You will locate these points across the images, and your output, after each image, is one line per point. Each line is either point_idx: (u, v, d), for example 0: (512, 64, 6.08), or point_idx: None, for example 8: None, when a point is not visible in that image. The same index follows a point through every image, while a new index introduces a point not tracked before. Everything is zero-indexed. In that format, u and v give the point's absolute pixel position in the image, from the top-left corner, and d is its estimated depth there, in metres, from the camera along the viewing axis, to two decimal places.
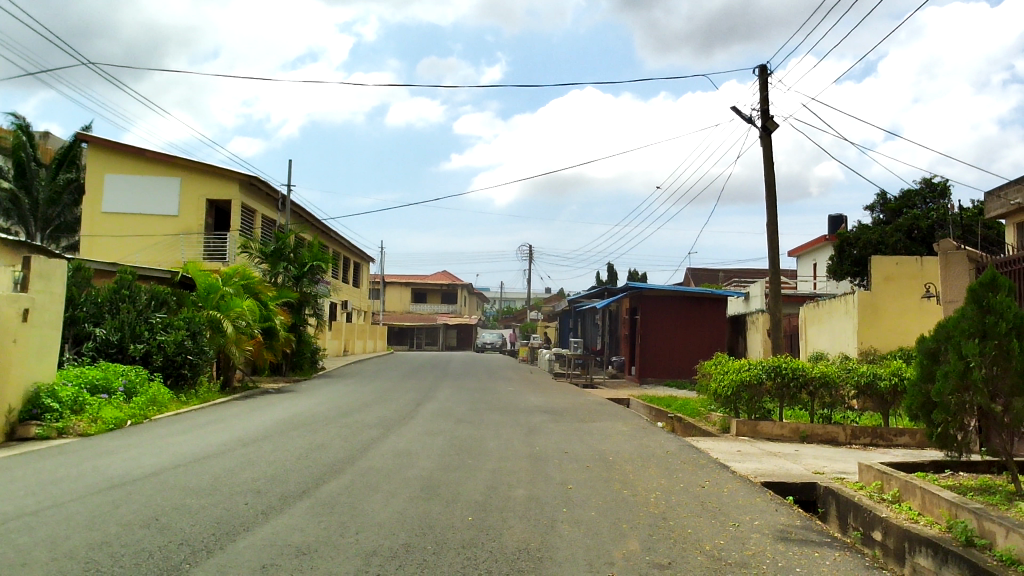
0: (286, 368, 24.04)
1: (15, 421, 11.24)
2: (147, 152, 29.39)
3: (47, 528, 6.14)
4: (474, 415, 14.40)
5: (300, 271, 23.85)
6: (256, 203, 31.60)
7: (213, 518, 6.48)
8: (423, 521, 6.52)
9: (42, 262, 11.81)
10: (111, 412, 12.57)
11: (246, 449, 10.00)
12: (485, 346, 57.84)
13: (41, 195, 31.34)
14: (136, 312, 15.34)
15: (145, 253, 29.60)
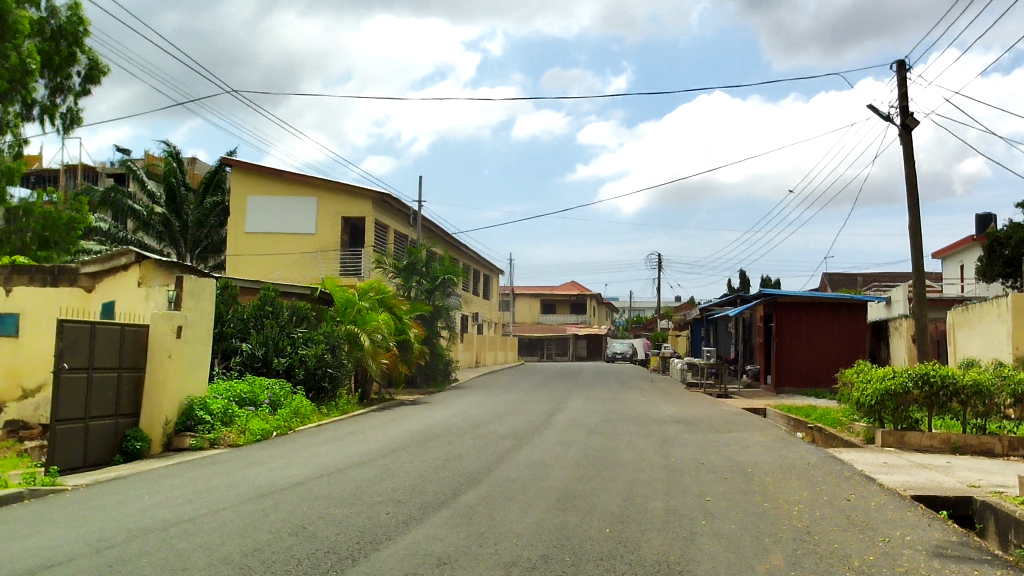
0: (420, 380, 24.62)
1: (172, 432, 11.96)
2: (286, 173, 30.64)
3: (205, 535, 6.45)
4: (608, 426, 14.31)
5: (432, 284, 24.31)
6: (389, 219, 32.44)
7: (357, 526, 6.67)
8: (562, 533, 6.53)
9: (192, 281, 12.52)
10: (258, 423, 13.09)
11: (385, 460, 10.27)
12: (616, 356, 57.56)
13: (190, 218, 33.10)
14: (280, 328, 15.97)
15: (286, 270, 30.81)
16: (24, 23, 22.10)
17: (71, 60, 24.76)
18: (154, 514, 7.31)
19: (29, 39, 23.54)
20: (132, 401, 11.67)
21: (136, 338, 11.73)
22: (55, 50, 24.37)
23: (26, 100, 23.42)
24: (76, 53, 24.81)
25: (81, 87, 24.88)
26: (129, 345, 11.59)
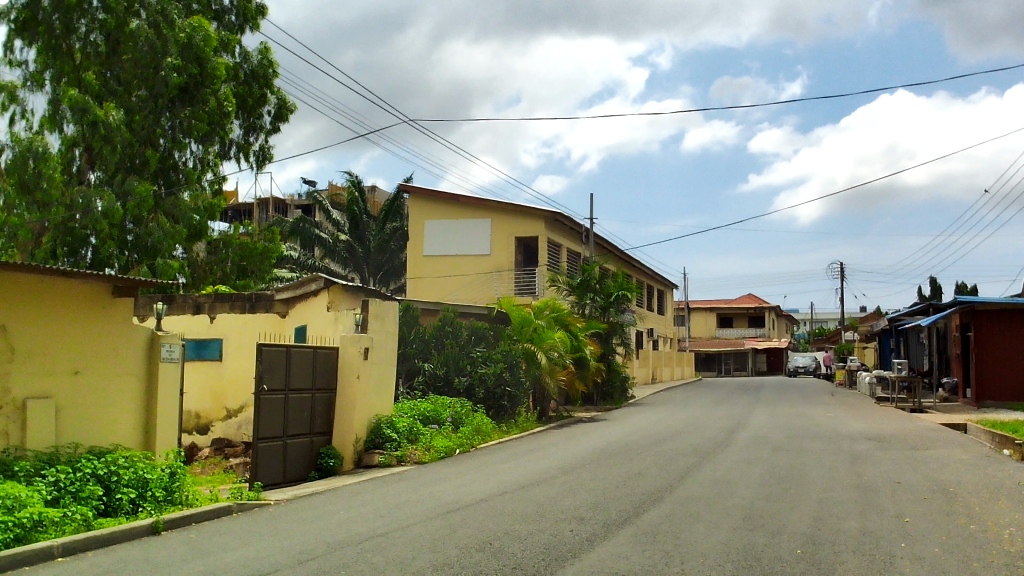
0: (597, 397, 24.70)
1: (362, 450, 12.50)
2: (461, 198, 31.51)
3: (398, 548, 6.69)
4: (793, 442, 13.81)
5: (606, 301, 24.24)
6: (561, 238, 32.71)
7: (542, 543, 6.74)
8: (751, 553, 6.37)
9: (378, 305, 13.04)
10: (442, 441, 13.44)
11: (566, 477, 10.32)
12: (798, 369, 55.57)
13: (372, 243, 34.57)
14: (459, 348, 16.39)
15: (463, 291, 31.60)
16: (220, 69, 23.90)
17: (262, 101, 26.46)
18: (350, 528, 7.65)
19: (225, 84, 25.37)
20: (324, 420, 12.27)
21: (327, 360, 12.32)
22: (247, 92, 26.13)
23: (224, 141, 25.18)
24: (267, 94, 26.51)
25: (272, 125, 26.57)
26: (320, 367, 12.20)
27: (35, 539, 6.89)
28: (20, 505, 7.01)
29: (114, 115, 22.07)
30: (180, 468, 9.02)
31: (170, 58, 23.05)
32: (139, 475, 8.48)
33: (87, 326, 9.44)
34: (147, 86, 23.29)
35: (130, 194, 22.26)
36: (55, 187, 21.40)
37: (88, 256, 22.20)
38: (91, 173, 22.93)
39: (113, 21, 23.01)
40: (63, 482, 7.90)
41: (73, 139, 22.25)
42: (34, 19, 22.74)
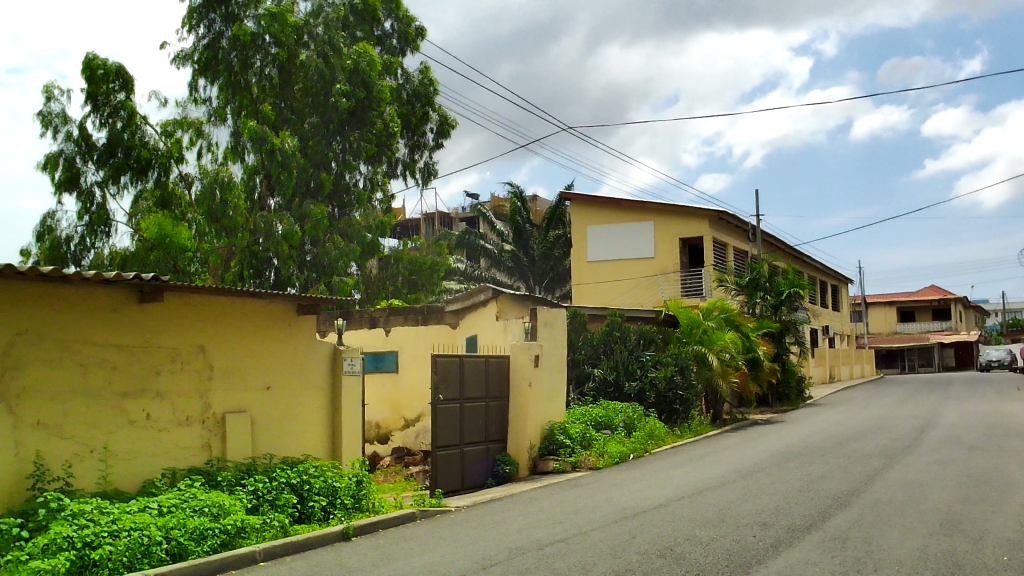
0: (772, 399, 24.02)
1: (537, 456, 12.64)
2: (623, 201, 31.35)
3: (580, 554, 6.74)
4: (991, 441, 12.92)
5: (777, 299, 23.45)
6: (727, 237, 31.97)
7: (726, 549, 6.61)
8: (949, 559, 6.03)
9: (546, 312, 13.14)
10: (615, 446, 13.39)
11: (746, 481, 10.07)
12: (991, 364, 52.00)
13: (536, 252, 35.06)
14: (629, 352, 16.31)
15: (628, 295, 31.46)
16: (385, 91, 24.85)
17: (425, 119, 27.27)
18: (531, 534, 7.76)
19: (391, 105, 26.31)
20: (499, 427, 12.50)
21: (499, 368, 12.57)
22: (411, 112, 27.02)
23: (391, 160, 26.09)
24: (429, 112, 27.32)
25: (435, 142, 27.36)
26: (493, 376, 12.44)
27: (239, 544, 7.35)
28: (224, 512, 7.50)
29: (289, 142, 23.40)
30: (366, 476, 9.41)
31: (339, 85, 24.22)
32: (329, 484, 8.90)
33: (277, 344, 9.98)
34: (319, 113, 24.47)
35: (307, 217, 23.56)
36: (240, 214, 22.80)
37: (271, 277, 23.47)
38: (272, 199, 24.26)
39: (285, 54, 24.29)
40: (261, 490, 8.38)
41: (253, 168, 23.68)
42: (215, 58, 24.38)
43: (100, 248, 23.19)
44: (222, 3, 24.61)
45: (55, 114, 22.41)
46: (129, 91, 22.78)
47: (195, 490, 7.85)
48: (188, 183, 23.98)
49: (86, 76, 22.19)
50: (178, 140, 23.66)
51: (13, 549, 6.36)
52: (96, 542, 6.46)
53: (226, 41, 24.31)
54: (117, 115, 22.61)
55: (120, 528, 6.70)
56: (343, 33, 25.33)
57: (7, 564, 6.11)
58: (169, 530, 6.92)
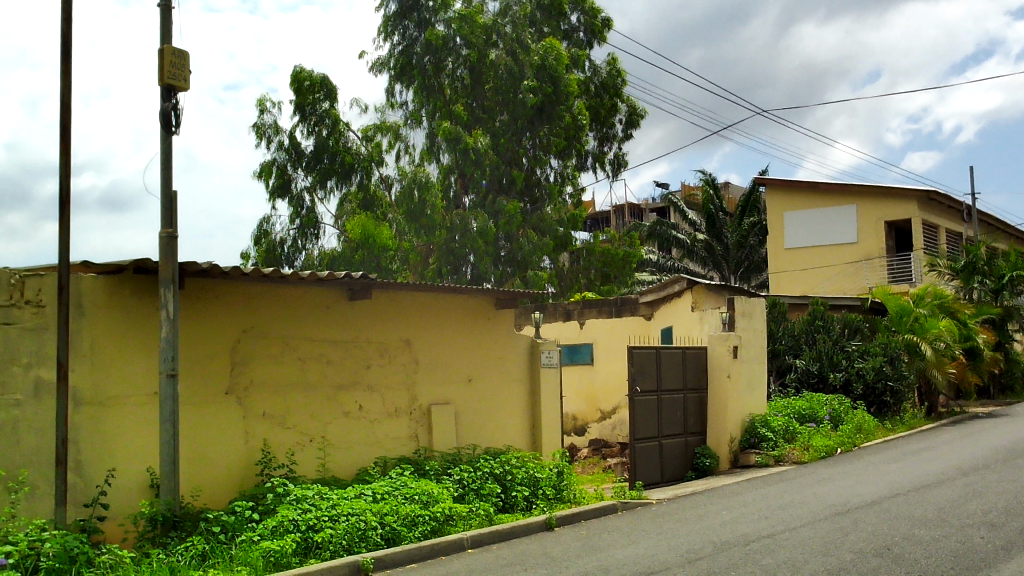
0: (995, 391, 22.34)
1: (738, 450, 12.39)
2: (822, 185, 30.08)
3: (790, 551, 6.52)
4: None
5: (998, 283, 21.78)
6: (939, 218, 29.99)
7: (950, 550, 6.21)
8: None
9: (744, 302, 12.78)
10: (821, 440, 12.71)
11: (969, 479, 9.41)
12: None
13: (731, 240, 33.94)
14: (833, 342, 15.64)
15: (830, 283, 30.24)
16: (573, 85, 24.99)
17: (614, 110, 27.22)
18: (736, 529, 7.58)
19: (579, 98, 26.47)
20: (698, 419, 12.32)
21: (697, 360, 12.38)
22: (600, 104, 27.06)
23: (581, 153, 26.19)
24: (617, 103, 27.25)
25: (625, 132, 27.26)
26: (691, 367, 12.27)
27: (447, 531, 7.61)
28: (433, 500, 7.79)
29: (482, 141, 24.05)
30: (567, 468, 9.52)
31: (527, 81, 24.57)
32: (531, 474, 9.08)
33: (478, 338, 10.27)
34: (508, 111, 24.96)
35: (501, 213, 24.09)
36: (438, 213, 23.53)
37: (468, 273, 24.06)
38: (467, 197, 24.89)
39: (476, 55, 24.82)
40: (466, 479, 8.67)
41: (448, 167, 24.44)
42: (409, 63, 25.28)
43: (310, 250, 24.60)
44: (415, 9, 25.52)
45: (268, 125, 23.98)
46: (332, 99, 24.01)
47: (405, 478, 8.20)
48: (388, 185, 24.99)
49: (293, 88, 23.62)
50: (378, 144, 24.70)
51: (245, 529, 6.85)
52: (318, 526, 6.88)
53: (420, 46, 25.20)
54: (322, 123, 23.94)
55: (339, 513, 7.10)
56: (531, 30, 25.65)
57: (241, 543, 6.59)
58: (383, 515, 7.26)
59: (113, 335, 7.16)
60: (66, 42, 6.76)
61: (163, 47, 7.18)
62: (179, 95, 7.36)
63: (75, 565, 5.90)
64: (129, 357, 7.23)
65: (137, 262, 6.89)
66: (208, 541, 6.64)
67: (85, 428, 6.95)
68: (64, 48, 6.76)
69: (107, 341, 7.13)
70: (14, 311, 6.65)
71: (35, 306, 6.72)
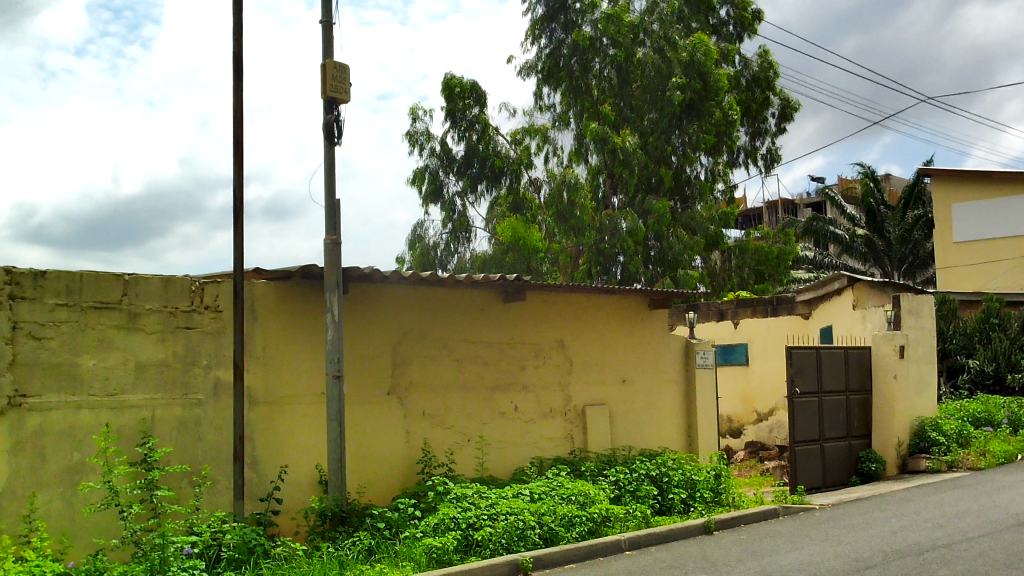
0: None
1: (906, 454, 11.82)
2: (994, 173, 28.30)
3: (969, 563, 6.16)
4: None
5: None
6: None
7: None
8: None
9: (910, 300, 12.19)
10: (999, 445, 11.93)
11: None
12: None
13: (893, 235, 32.45)
14: (1011, 341, 14.70)
15: (1004, 279, 28.43)
16: (723, 80, 24.40)
17: (767, 103, 26.51)
18: (908, 537, 7.23)
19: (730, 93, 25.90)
20: (863, 422, 11.86)
21: (861, 360, 11.91)
22: (752, 98, 26.40)
23: (732, 150, 25.63)
24: (770, 96, 26.54)
25: (778, 126, 26.50)
26: (854, 368, 11.80)
27: (605, 532, 7.61)
28: (590, 501, 7.79)
29: (630, 140, 23.91)
30: (725, 470, 9.33)
31: (675, 78, 24.17)
32: (688, 477, 8.95)
33: (633, 339, 10.22)
34: (657, 108, 24.62)
35: (650, 213, 23.85)
36: (587, 214, 23.54)
37: (618, 273, 23.92)
38: (615, 198, 24.84)
39: (623, 54, 24.68)
40: (622, 481, 8.63)
41: (597, 168, 24.47)
42: (557, 66, 25.49)
43: (462, 253, 25.05)
44: (562, 11, 25.64)
45: (420, 132, 24.62)
46: (482, 104, 24.39)
47: (562, 479, 8.24)
48: (537, 187, 25.20)
49: (445, 94, 24.10)
50: (527, 146, 24.90)
51: (408, 526, 7.06)
52: (477, 524, 7.01)
53: (567, 48, 25.30)
54: (472, 128, 24.37)
55: (498, 512, 7.20)
56: (679, 26, 25.28)
57: (405, 539, 6.79)
58: (541, 515, 7.32)
59: (283, 339, 7.52)
60: (237, 62, 7.15)
61: (325, 62, 7.48)
62: (340, 107, 7.65)
63: (253, 556, 6.24)
64: (297, 359, 7.59)
65: (305, 268, 7.22)
66: (374, 536, 6.86)
67: (260, 426, 7.31)
68: (236, 68, 7.14)
69: (277, 344, 7.48)
70: (194, 315, 7.01)
71: (213, 310, 7.11)
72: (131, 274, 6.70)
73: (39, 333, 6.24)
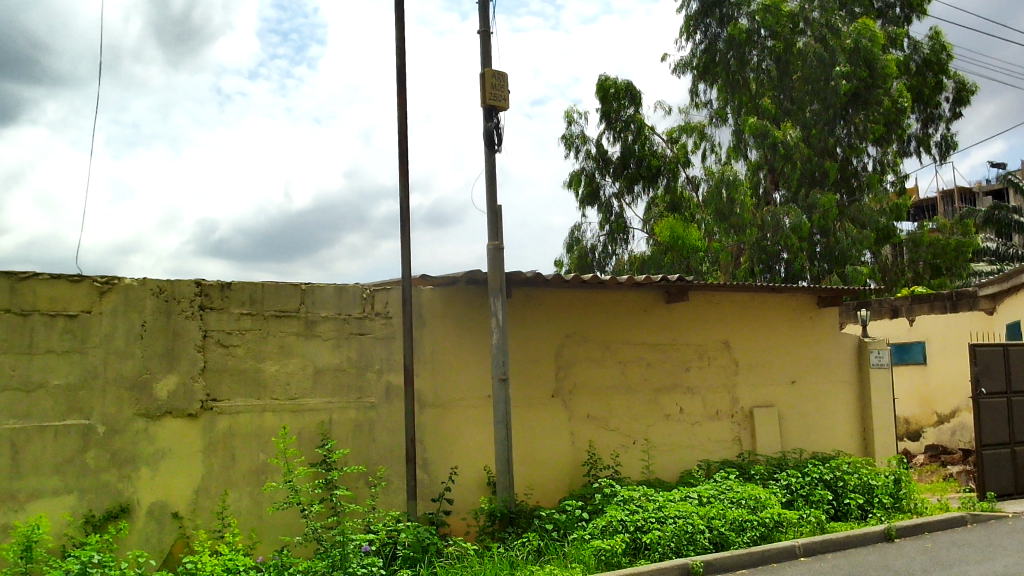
0: None
1: None
2: None
3: None
4: None
5: None
6: None
7: None
8: None
9: None
10: None
11: None
12: None
13: None
14: None
15: None
16: (892, 66, 23.28)
17: (940, 87, 25.11)
18: None
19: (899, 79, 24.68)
20: None
21: None
22: (923, 83, 25.07)
23: (903, 138, 24.42)
24: (943, 80, 25.12)
25: (953, 111, 25.04)
26: None
27: (777, 538, 7.39)
28: (760, 505, 7.58)
29: (792, 133, 23.11)
30: (905, 475, 8.89)
31: (839, 67, 23.15)
32: (865, 481, 8.57)
33: (802, 338, 9.90)
34: (819, 99, 23.64)
35: (815, 207, 23.01)
36: (748, 211, 22.96)
37: (782, 271, 23.23)
38: (777, 193, 24.18)
39: (782, 45, 23.95)
40: (794, 485, 8.37)
41: (757, 164, 23.86)
42: (713, 61, 25.16)
43: (620, 255, 25.00)
44: (717, 6, 25.16)
45: (576, 136, 24.71)
46: (637, 104, 24.24)
47: (731, 482, 8.06)
48: (695, 185, 24.77)
49: (600, 96, 24.06)
50: (684, 145, 24.55)
51: (576, 528, 7.08)
52: (646, 527, 6.95)
53: (723, 43, 24.87)
54: (628, 129, 24.25)
55: (666, 515, 7.11)
56: (841, 12, 24.31)
57: (573, 542, 6.81)
58: (710, 519, 7.18)
59: (449, 343, 7.71)
60: (401, 77, 7.38)
61: (484, 71, 7.63)
62: (499, 115, 7.77)
63: (427, 554, 6.42)
64: (464, 363, 7.77)
65: (469, 274, 7.37)
66: (543, 538, 6.92)
67: (430, 428, 7.52)
68: (400, 83, 7.37)
69: (444, 348, 7.68)
70: (366, 322, 7.29)
71: (383, 317, 7.38)
72: (308, 284, 7.03)
73: (227, 340, 6.64)
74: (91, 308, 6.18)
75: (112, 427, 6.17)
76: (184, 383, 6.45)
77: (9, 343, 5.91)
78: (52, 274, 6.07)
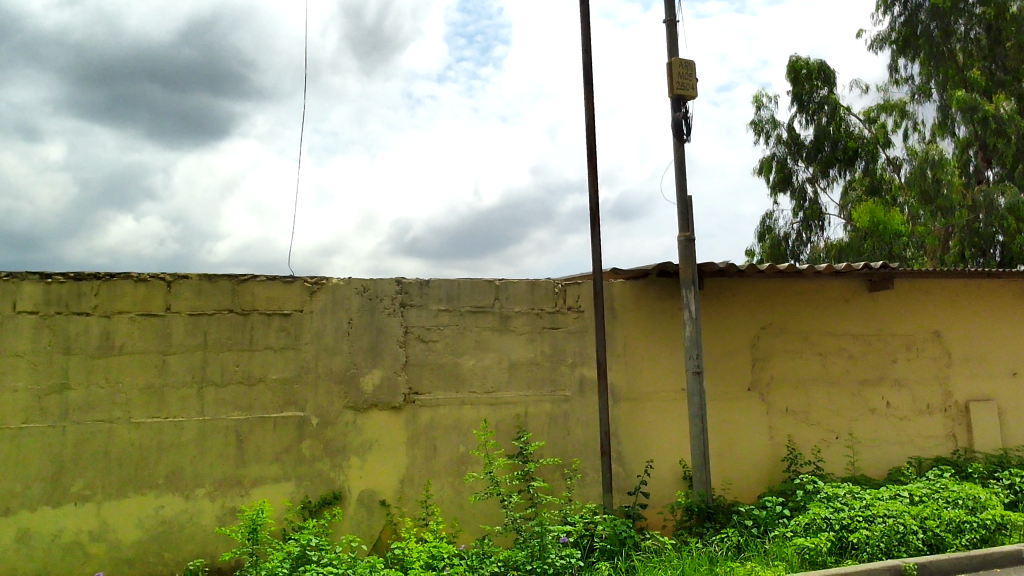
0: None
1: None
2: None
3: None
4: None
5: None
6: None
7: None
8: None
9: None
10: None
11: None
12: None
13: None
14: None
15: None
16: None
17: None
18: None
19: None
20: None
21: None
22: None
23: None
24: None
25: None
26: None
27: (1000, 542, 6.89)
28: (981, 506, 7.09)
29: (1006, 106, 21.42)
30: None
31: None
32: None
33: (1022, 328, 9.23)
34: None
35: None
36: (957, 191, 21.13)
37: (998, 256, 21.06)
38: (991, 171, 22.47)
39: (993, 11, 22.22)
40: (1018, 485, 7.77)
41: (967, 141, 22.27)
42: (914, 34, 23.73)
43: (816, 242, 24.03)
44: None
45: (765, 121, 23.94)
46: (831, 85, 23.42)
47: (946, 481, 7.58)
48: (896, 167, 23.12)
49: (791, 77, 23.51)
50: (884, 124, 23.23)
51: (778, 525, 6.87)
52: (852, 526, 6.65)
53: (926, 14, 23.40)
54: (822, 111, 23.48)
55: (875, 514, 6.78)
56: None
57: (775, 539, 6.62)
58: (924, 519, 6.78)
59: (642, 336, 7.68)
60: (588, 71, 7.40)
61: (671, 61, 7.53)
62: (688, 104, 7.66)
63: (624, 547, 6.41)
64: (657, 356, 7.72)
65: (660, 266, 7.30)
66: (743, 534, 6.76)
67: (624, 421, 7.52)
68: (587, 78, 7.39)
69: (637, 341, 7.65)
70: (559, 316, 7.37)
71: (575, 311, 7.44)
72: (502, 280, 7.20)
73: (426, 336, 6.90)
74: (302, 307, 6.58)
75: (324, 419, 6.55)
76: (388, 377, 6.74)
77: (232, 340, 6.38)
78: (268, 276, 6.51)
